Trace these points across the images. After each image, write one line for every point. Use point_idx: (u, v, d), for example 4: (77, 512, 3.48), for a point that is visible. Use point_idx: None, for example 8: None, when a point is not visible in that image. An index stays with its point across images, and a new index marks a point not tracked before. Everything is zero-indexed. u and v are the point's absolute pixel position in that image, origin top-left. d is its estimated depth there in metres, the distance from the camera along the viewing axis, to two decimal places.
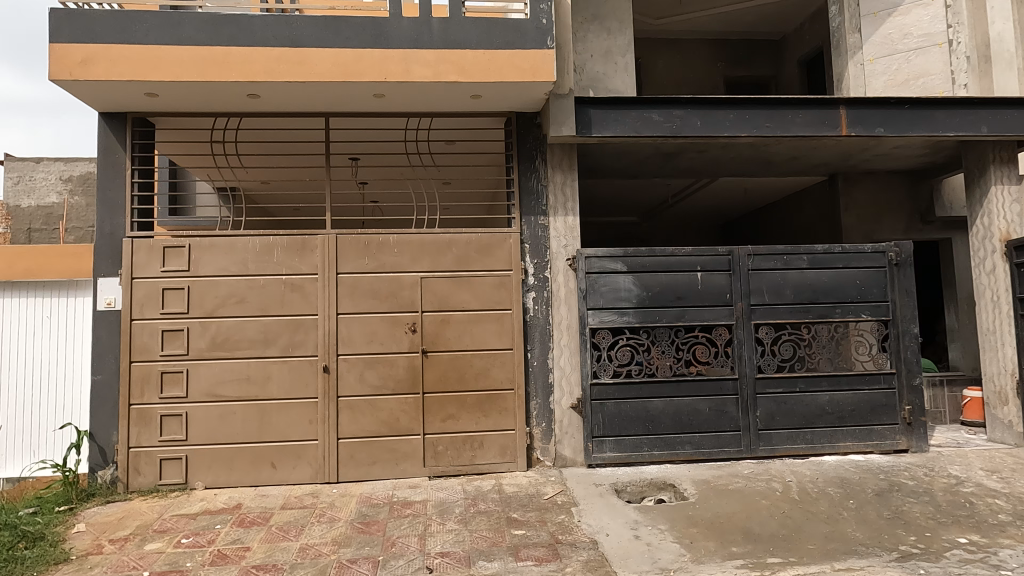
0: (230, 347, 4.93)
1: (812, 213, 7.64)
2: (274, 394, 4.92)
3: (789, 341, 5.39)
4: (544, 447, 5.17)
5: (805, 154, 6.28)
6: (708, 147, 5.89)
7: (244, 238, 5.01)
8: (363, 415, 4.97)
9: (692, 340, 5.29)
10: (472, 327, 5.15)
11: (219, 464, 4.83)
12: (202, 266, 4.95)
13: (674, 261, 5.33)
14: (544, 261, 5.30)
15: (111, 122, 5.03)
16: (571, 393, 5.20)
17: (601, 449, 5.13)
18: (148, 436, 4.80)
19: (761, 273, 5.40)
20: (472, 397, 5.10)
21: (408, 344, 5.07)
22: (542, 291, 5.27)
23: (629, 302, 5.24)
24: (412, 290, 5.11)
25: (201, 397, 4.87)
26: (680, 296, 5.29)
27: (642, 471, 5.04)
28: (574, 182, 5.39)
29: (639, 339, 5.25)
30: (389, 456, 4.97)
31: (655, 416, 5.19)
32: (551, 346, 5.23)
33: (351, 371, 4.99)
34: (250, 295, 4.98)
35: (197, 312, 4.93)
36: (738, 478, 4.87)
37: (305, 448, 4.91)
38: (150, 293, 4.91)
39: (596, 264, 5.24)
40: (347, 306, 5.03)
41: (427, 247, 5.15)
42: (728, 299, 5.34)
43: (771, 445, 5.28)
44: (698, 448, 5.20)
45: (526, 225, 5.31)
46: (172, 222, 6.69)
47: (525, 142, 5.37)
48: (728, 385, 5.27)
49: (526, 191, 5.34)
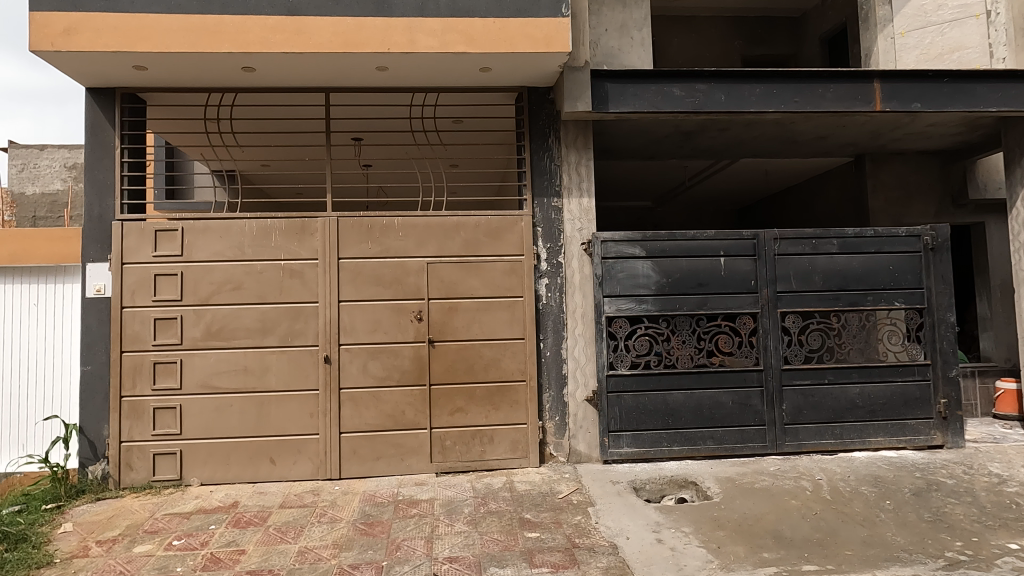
0: (226, 336, 4.67)
1: (836, 196, 7.29)
2: (273, 386, 4.66)
3: (817, 330, 5.08)
4: (557, 442, 4.89)
5: (833, 133, 5.94)
6: (731, 125, 5.55)
7: (241, 221, 4.73)
8: (367, 408, 4.71)
9: (714, 329, 4.99)
10: (481, 316, 4.87)
11: (216, 459, 4.59)
12: (196, 251, 4.68)
13: (696, 246, 5.01)
14: (557, 246, 5.00)
15: (98, 98, 4.74)
16: (586, 385, 4.92)
17: (618, 444, 4.86)
18: (141, 430, 4.56)
19: (788, 258, 5.08)
20: (481, 389, 4.83)
21: (413, 334, 4.80)
22: (556, 277, 4.98)
23: (647, 289, 4.94)
24: (417, 277, 4.83)
25: (196, 389, 4.61)
26: (701, 283, 4.99)
27: (662, 468, 4.76)
28: (590, 161, 5.06)
29: (658, 328, 4.95)
30: (395, 451, 4.71)
31: (675, 409, 4.90)
32: (565, 336, 4.94)
33: (354, 362, 4.73)
34: (247, 282, 4.71)
35: (191, 300, 4.66)
36: (765, 476, 4.58)
37: (306, 443, 4.66)
38: (141, 279, 4.64)
39: (613, 249, 4.94)
40: (350, 294, 4.75)
41: (434, 231, 4.86)
42: (753, 285, 5.03)
43: (798, 441, 4.98)
44: (720, 444, 4.92)
45: (539, 208, 5.01)
46: (169, 205, 6.43)
47: (538, 118, 5.05)
48: (752, 377, 4.97)
49: (539, 172, 5.03)
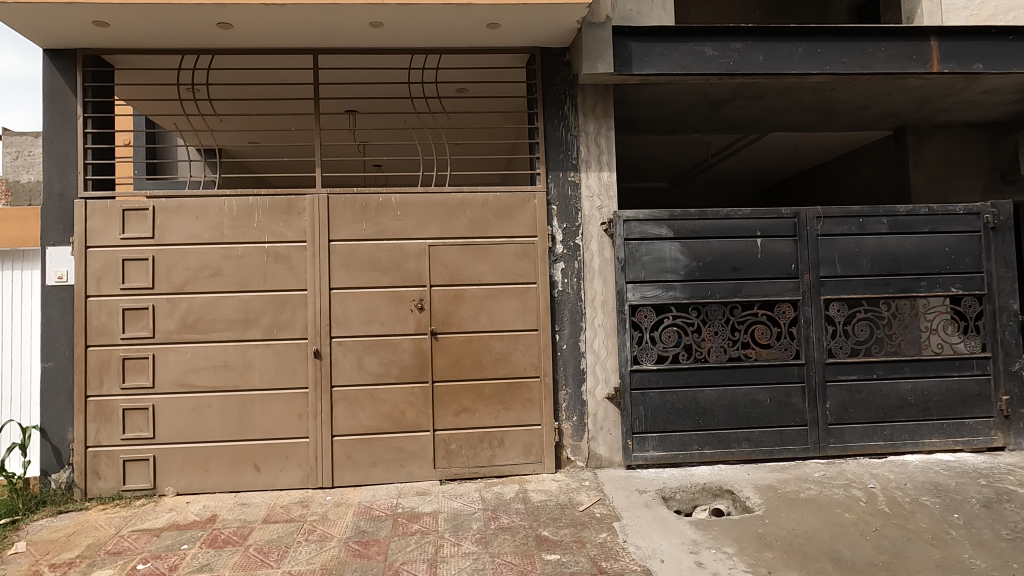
0: (205, 328, 4.16)
1: (872, 174, 6.72)
2: (257, 384, 4.16)
3: (865, 320, 4.54)
4: (575, 445, 4.39)
5: (876, 101, 5.37)
6: (766, 92, 4.99)
7: (219, 199, 4.20)
8: (362, 408, 4.21)
9: (750, 319, 4.46)
10: (490, 304, 4.35)
11: (194, 467, 4.10)
12: (169, 233, 4.16)
13: (730, 226, 4.47)
14: (574, 226, 4.46)
15: (57, 61, 4.21)
16: (606, 381, 4.41)
17: (643, 447, 4.36)
18: (109, 433, 4.07)
19: (832, 239, 4.54)
20: (490, 386, 4.32)
21: (414, 325, 4.28)
22: (573, 261, 4.45)
23: (675, 274, 4.41)
24: (418, 261, 4.30)
25: (171, 388, 4.11)
26: (736, 267, 4.45)
27: (692, 474, 4.25)
28: (611, 132, 4.52)
29: (688, 318, 4.42)
30: (394, 456, 4.22)
31: (706, 409, 4.40)
32: (584, 327, 4.42)
33: (348, 357, 4.22)
34: (227, 267, 4.19)
35: (164, 288, 4.15)
36: (809, 484, 4.07)
37: (295, 447, 4.16)
38: (107, 265, 4.13)
39: (637, 229, 4.41)
40: (342, 280, 4.24)
41: (436, 210, 4.33)
42: (794, 270, 4.49)
43: (843, 443, 4.47)
44: (756, 446, 4.42)
45: (554, 183, 4.47)
46: (149, 185, 5.90)
47: (552, 82, 4.49)
48: (792, 372, 4.45)
49: (553, 143, 4.48)
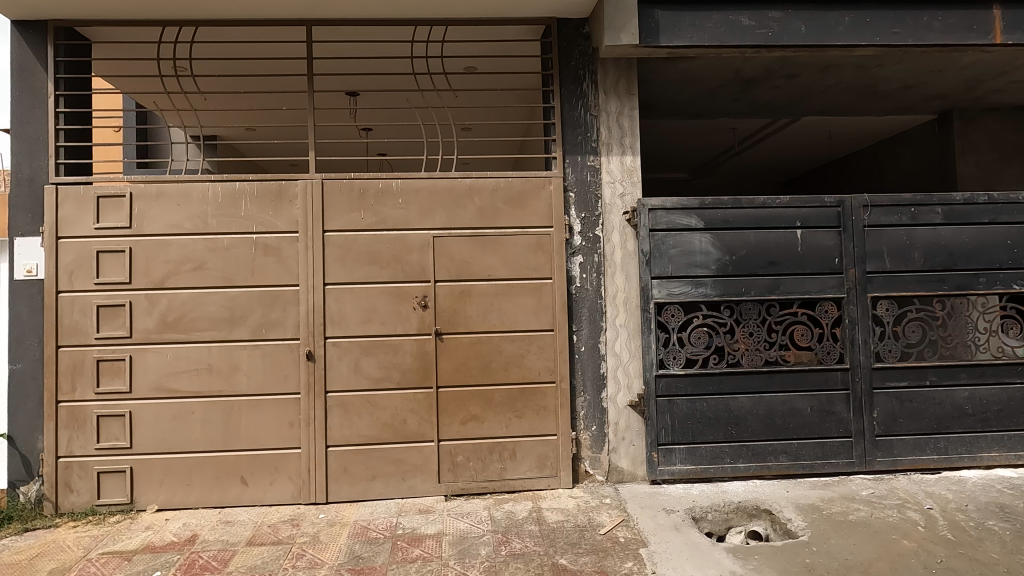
0: (187, 327, 3.78)
1: (912, 162, 6.24)
2: (243, 389, 3.78)
3: (917, 320, 4.09)
4: (594, 457, 3.98)
5: (924, 80, 4.89)
6: (805, 68, 4.54)
7: (203, 185, 3.82)
8: (359, 416, 3.82)
9: (789, 318, 4.03)
10: (500, 302, 3.94)
11: (175, 480, 3.73)
12: (148, 223, 3.79)
13: (767, 216, 4.04)
14: (593, 216, 4.05)
15: (27, 34, 3.83)
16: (629, 387, 3.99)
17: (669, 460, 3.94)
18: (82, 443, 3.70)
19: (880, 231, 4.09)
20: (500, 392, 3.91)
21: (417, 325, 3.88)
22: (592, 254, 4.03)
23: (706, 269, 3.98)
24: (421, 254, 3.90)
25: (150, 393, 3.74)
26: (773, 260, 4.02)
27: (725, 491, 3.83)
28: (634, 112, 4.09)
29: (720, 318, 3.99)
30: (394, 469, 3.83)
31: (739, 418, 3.98)
32: (604, 327, 4.01)
33: (344, 359, 3.83)
34: (211, 261, 3.81)
35: (142, 282, 3.77)
36: (857, 504, 3.64)
37: (285, 459, 3.78)
38: (81, 258, 3.75)
39: (663, 218, 3.99)
40: (337, 275, 3.84)
41: (442, 198, 3.92)
42: (837, 265, 4.05)
43: (892, 456, 4.03)
44: (795, 460, 3.99)
45: (572, 168, 4.05)
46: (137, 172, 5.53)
47: (570, 57, 4.07)
48: (836, 377, 4.02)
49: (571, 123, 4.06)
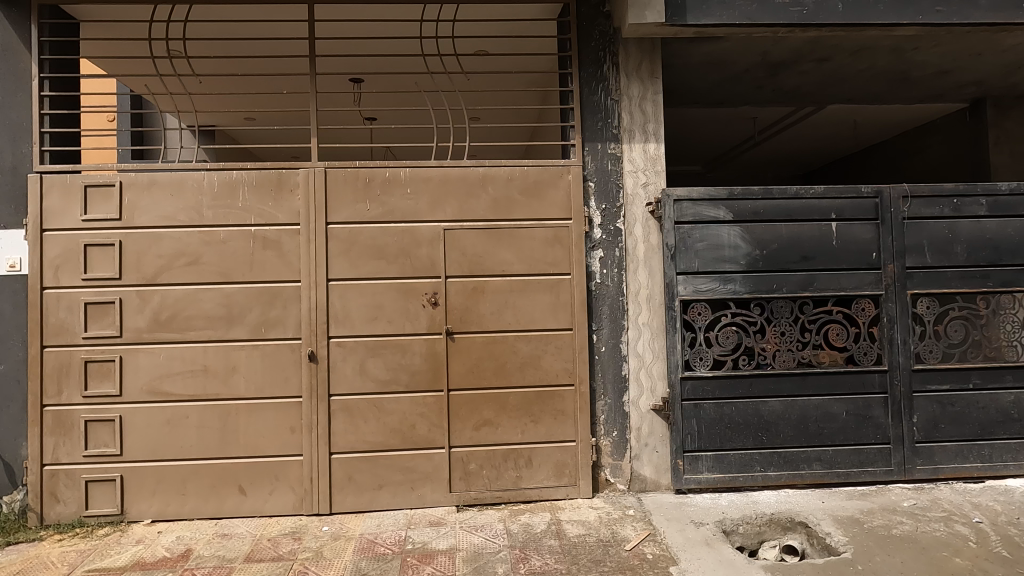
0: (181, 326, 3.53)
1: (940, 153, 5.96)
2: (241, 392, 3.54)
3: (959, 318, 3.83)
4: (615, 465, 3.73)
5: (962, 64, 4.62)
6: (837, 51, 4.27)
7: (198, 173, 3.57)
8: (365, 420, 3.58)
9: (823, 317, 3.77)
10: (515, 299, 3.69)
11: (168, 489, 3.49)
12: (139, 214, 3.54)
13: (800, 207, 3.78)
14: (614, 207, 3.79)
15: (9, 11, 3.57)
16: (652, 390, 3.74)
17: (696, 468, 3.69)
18: (69, 449, 3.46)
19: (919, 223, 3.83)
20: (515, 395, 3.66)
21: (426, 323, 3.63)
22: (613, 249, 3.77)
23: (735, 264, 3.73)
24: (431, 247, 3.65)
25: (141, 396, 3.50)
26: (807, 255, 3.77)
27: (756, 501, 3.58)
28: (657, 96, 3.83)
29: (749, 316, 3.73)
30: (403, 478, 3.58)
31: (770, 423, 3.73)
32: (626, 326, 3.76)
33: (349, 360, 3.58)
34: (207, 255, 3.56)
35: (133, 278, 3.52)
36: (899, 516, 3.38)
37: (286, 467, 3.54)
38: (67, 251, 3.50)
39: (689, 210, 3.73)
40: (341, 270, 3.59)
41: (453, 188, 3.67)
42: (874, 260, 3.80)
43: (933, 464, 3.77)
44: (830, 468, 3.74)
45: (591, 156, 3.79)
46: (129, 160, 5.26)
47: (589, 37, 3.81)
48: (873, 380, 3.76)
49: (590, 109, 3.80)
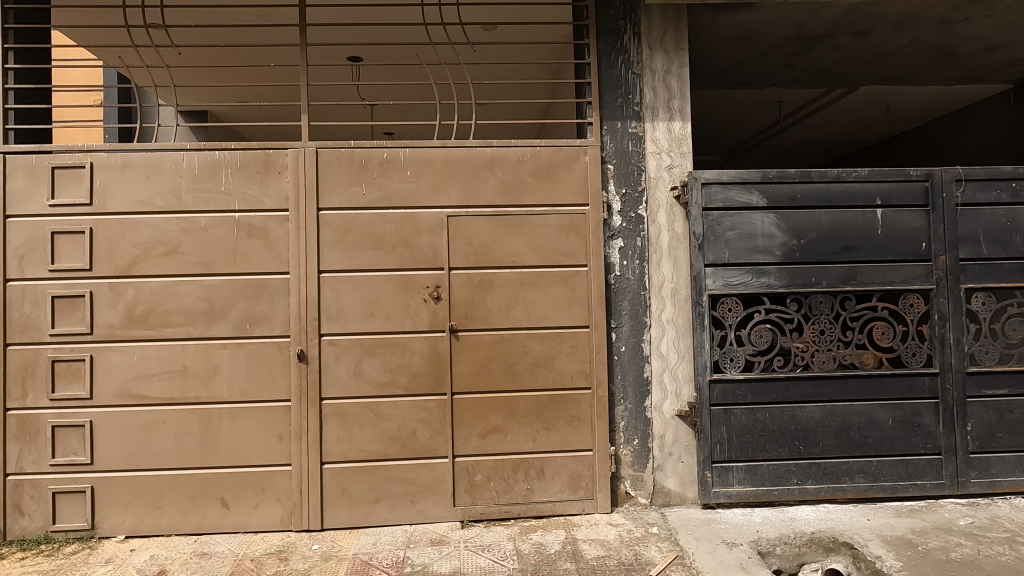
0: (158, 322, 3.21)
1: (980, 139, 5.56)
2: (224, 395, 3.21)
3: (1019, 316, 3.45)
4: (636, 477, 3.38)
5: (1013, 39, 4.23)
6: (878, 23, 3.90)
7: (177, 154, 3.24)
8: (361, 427, 3.24)
9: (868, 313, 3.39)
10: (526, 293, 3.34)
11: (144, 501, 3.17)
12: (111, 199, 3.21)
13: (842, 192, 3.41)
14: (636, 192, 3.43)
15: None
16: (677, 394, 3.39)
17: (726, 481, 3.34)
18: (35, 458, 3.14)
19: (974, 210, 3.45)
20: (525, 400, 3.32)
21: (428, 320, 3.29)
22: (634, 238, 3.42)
23: (769, 255, 3.37)
24: (433, 236, 3.31)
25: (114, 399, 3.17)
26: (849, 245, 3.40)
27: (793, 518, 3.23)
28: (683, 69, 3.47)
29: (786, 313, 3.37)
30: (402, 490, 3.25)
31: (808, 431, 3.37)
32: (648, 324, 3.40)
33: (343, 361, 3.24)
34: (186, 244, 3.23)
35: (105, 269, 3.19)
36: (956, 537, 3.01)
37: (274, 478, 3.21)
38: (32, 240, 3.18)
39: (719, 195, 3.37)
40: (334, 260, 3.25)
41: (457, 170, 3.33)
42: (924, 251, 3.42)
43: (989, 477, 3.40)
44: (874, 481, 3.38)
45: (610, 135, 3.43)
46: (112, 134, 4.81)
47: (608, 4, 3.45)
48: (922, 384, 3.40)
49: (609, 83, 3.44)
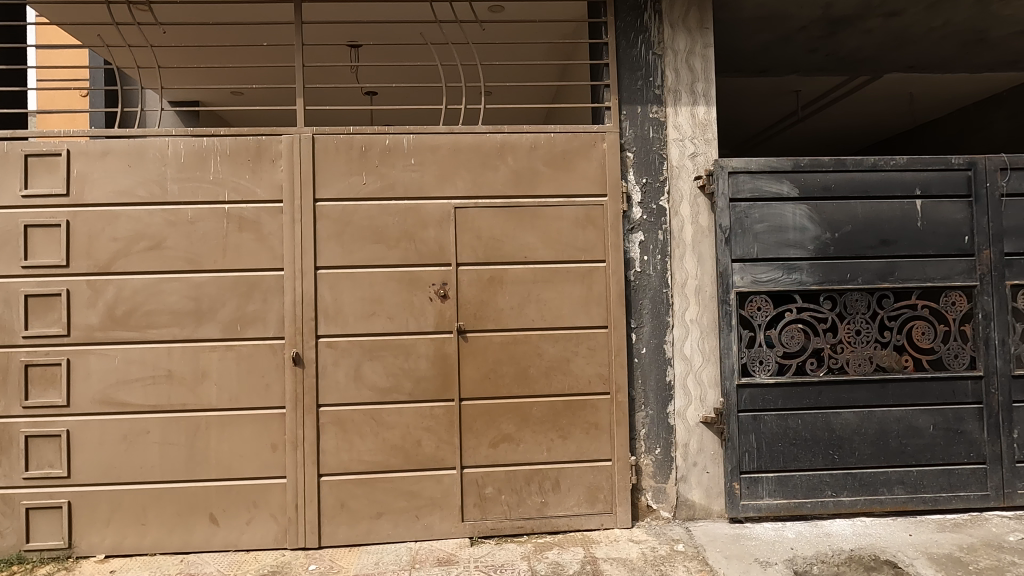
0: (141, 322, 2.95)
1: (1006, 128, 5.32)
2: (213, 402, 2.96)
3: None
4: (658, 489, 3.13)
5: None
6: (912, 3, 3.66)
7: (161, 140, 2.99)
8: (361, 436, 2.99)
9: (907, 312, 3.14)
10: (540, 290, 3.09)
11: (126, 518, 2.92)
12: (90, 189, 2.96)
13: (878, 181, 3.17)
14: (657, 182, 3.18)
15: None
16: (702, 399, 3.15)
17: (755, 493, 3.10)
18: (7, 471, 2.89)
19: (1020, 201, 3.21)
20: (539, 406, 3.08)
21: (434, 320, 3.04)
22: (656, 232, 3.17)
23: (801, 249, 3.12)
24: (439, 229, 3.06)
25: (93, 407, 2.92)
26: (887, 239, 3.16)
27: (829, 534, 2.98)
28: (708, 50, 3.22)
29: (819, 312, 3.13)
30: (406, 504, 3.00)
31: (843, 439, 3.13)
32: (671, 324, 3.16)
33: (342, 364, 3.00)
34: (172, 238, 2.98)
35: (83, 265, 2.94)
36: (1008, 555, 2.76)
37: (267, 491, 2.96)
38: (4, 234, 2.93)
39: (747, 184, 3.13)
40: (332, 256, 3.00)
41: (465, 158, 3.08)
42: (967, 245, 3.18)
43: None
44: (914, 493, 3.14)
45: (629, 121, 3.18)
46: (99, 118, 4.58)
47: None
48: (965, 389, 3.16)
49: (628, 65, 3.19)
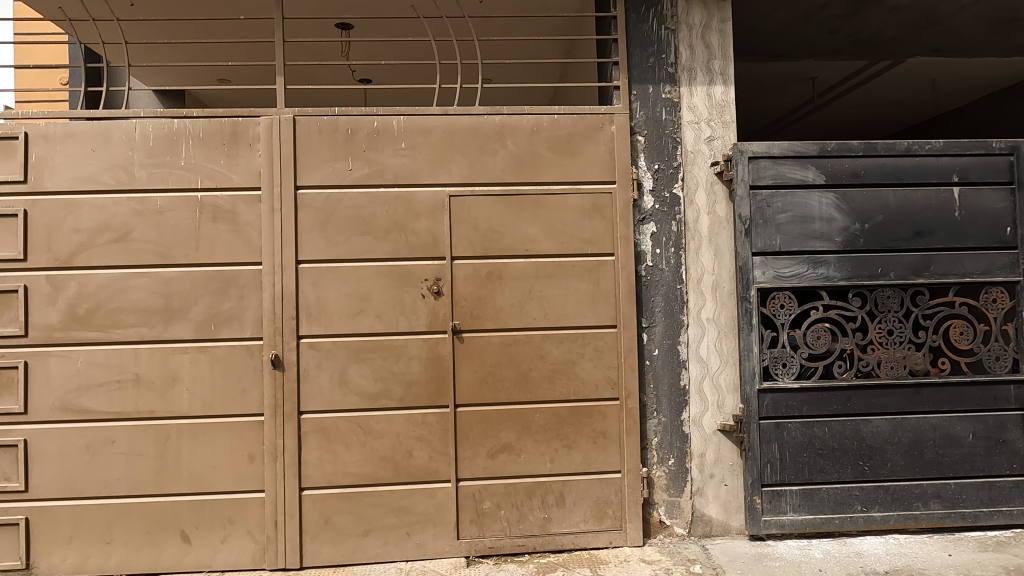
0: (105, 322, 2.70)
1: None
2: (185, 409, 2.70)
3: None
4: (671, 503, 2.87)
5: None
6: None
7: (129, 122, 2.74)
8: (347, 446, 2.73)
9: (944, 310, 2.87)
10: (543, 287, 2.83)
11: (89, 536, 2.66)
12: (50, 175, 2.70)
13: (912, 168, 2.90)
14: (670, 168, 2.92)
15: None
16: (719, 405, 2.88)
17: (778, 508, 2.83)
18: None
19: None
20: (541, 412, 2.81)
21: (426, 319, 2.78)
22: (669, 222, 2.91)
23: (828, 242, 2.86)
24: (432, 220, 2.80)
25: (53, 414, 2.67)
26: (922, 230, 2.89)
27: (860, 554, 2.71)
28: (725, 24, 2.96)
29: (848, 310, 2.86)
30: (396, 521, 2.74)
31: (874, 449, 2.86)
32: (685, 323, 2.89)
33: (325, 368, 2.74)
34: (140, 229, 2.72)
35: (42, 258, 2.69)
36: None
37: (243, 507, 2.70)
38: None
39: (769, 170, 2.86)
40: (315, 249, 2.75)
41: (460, 141, 2.82)
42: (1009, 237, 2.91)
43: None
44: (952, 508, 2.87)
45: (639, 102, 2.92)
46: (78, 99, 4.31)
47: None
48: (1007, 394, 2.89)
49: (639, 40, 2.92)
